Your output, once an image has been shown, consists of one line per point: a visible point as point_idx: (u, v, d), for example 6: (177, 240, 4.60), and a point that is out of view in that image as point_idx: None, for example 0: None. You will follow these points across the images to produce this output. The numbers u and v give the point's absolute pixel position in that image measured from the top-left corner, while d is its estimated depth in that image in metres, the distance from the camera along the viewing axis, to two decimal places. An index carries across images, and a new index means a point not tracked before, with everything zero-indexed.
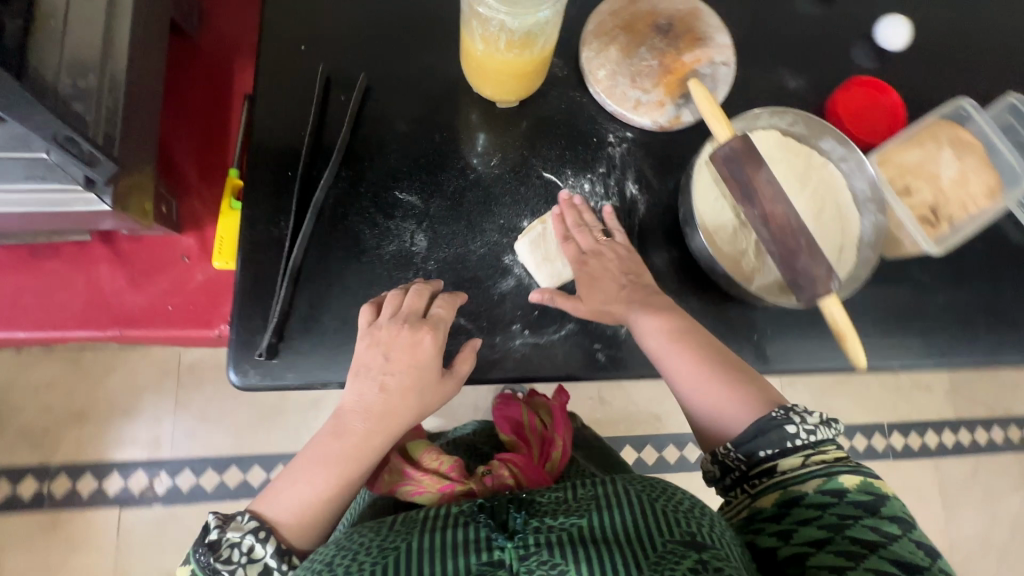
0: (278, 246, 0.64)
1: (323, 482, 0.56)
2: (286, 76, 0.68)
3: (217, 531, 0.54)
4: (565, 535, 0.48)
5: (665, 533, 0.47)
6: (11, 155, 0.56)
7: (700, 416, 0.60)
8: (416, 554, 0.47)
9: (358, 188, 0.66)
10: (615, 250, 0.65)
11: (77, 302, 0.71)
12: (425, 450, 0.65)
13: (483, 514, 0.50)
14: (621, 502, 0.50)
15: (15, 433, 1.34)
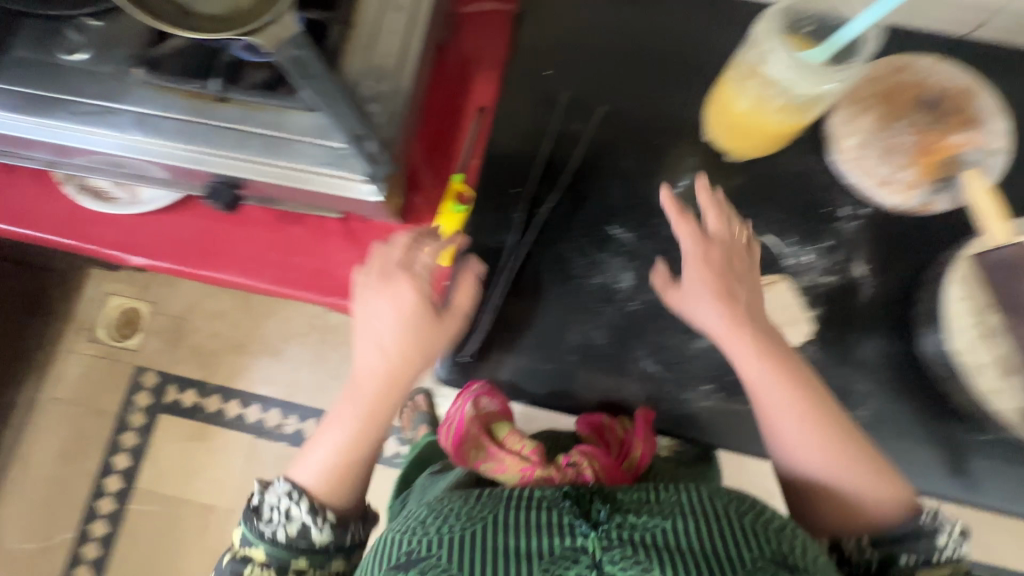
0: (494, 258, 0.67)
1: (336, 444, 0.63)
2: (530, 98, 0.71)
3: (258, 496, 0.62)
4: (652, 537, 0.50)
5: (755, 551, 0.50)
6: (313, 142, 0.58)
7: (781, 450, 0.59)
8: (507, 527, 0.52)
9: (578, 216, 0.67)
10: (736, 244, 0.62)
11: (309, 267, 0.75)
12: (508, 424, 0.65)
13: (567, 500, 0.54)
14: (739, 522, 0.52)
15: (189, 348, 1.55)
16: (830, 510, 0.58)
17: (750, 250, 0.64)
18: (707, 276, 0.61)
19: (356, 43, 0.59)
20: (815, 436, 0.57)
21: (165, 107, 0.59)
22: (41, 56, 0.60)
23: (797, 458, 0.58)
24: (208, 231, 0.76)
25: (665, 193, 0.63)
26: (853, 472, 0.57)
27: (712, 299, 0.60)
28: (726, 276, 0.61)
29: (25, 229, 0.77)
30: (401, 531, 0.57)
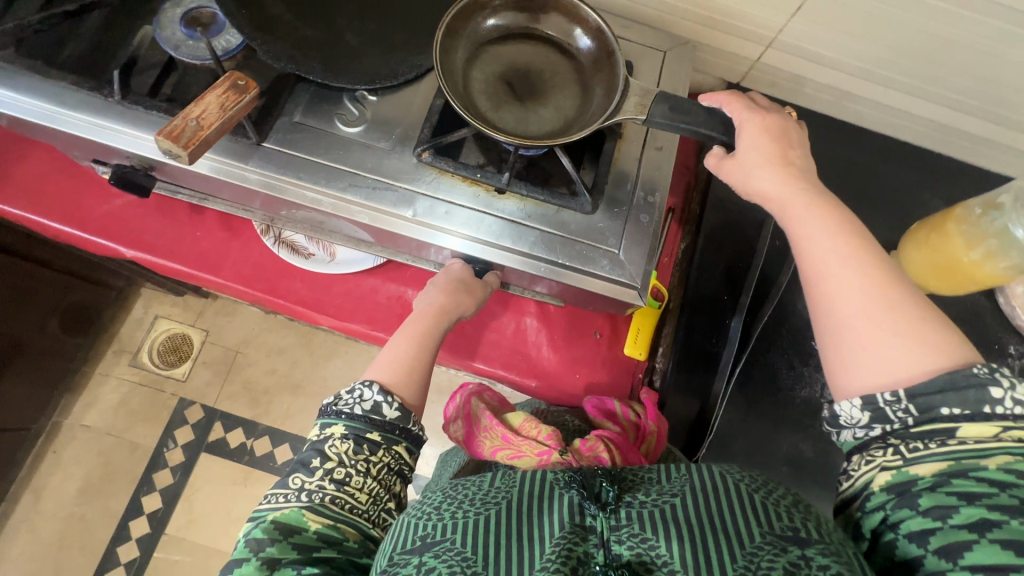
0: (706, 362, 0.72)
1: (399, 356, 0.57)
2: (733, 213, 0.77)
3: (347, 395, 0.53)
4: (658, 513, 0.42)
5: (762, 525, 0.40)
6: (590, 244, 0.59)
7: (840, 314, 0.42)
8: (519, 514, 0.43)
9: (781, 329, 0.72)
10: None
11: (505, 345, 0.75)
12: (523, 415, 0.64)
13: (576, 479, 0.46)
14: (727, 496, 0.42)
15: (240, 384, 1.46)
16: (865, 357, 0.41)
17: (800, 133, 0.53)
18: (768, 146, 0.50)
19: (626, 151, 0.63)
20: (883, 294, 0.41)
21: (443, 193, 0.59)
22: (319, 123, 0.60)
23: (835, 290, 0.42)
24: (404, 297, 0.75)
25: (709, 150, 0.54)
26: (900, 321, 0.40)
27: (770, 160, 0.50)
28: (782, 148, 0.50)
29: (209, 275, 0.73)
30: (420, 512, 0.45)
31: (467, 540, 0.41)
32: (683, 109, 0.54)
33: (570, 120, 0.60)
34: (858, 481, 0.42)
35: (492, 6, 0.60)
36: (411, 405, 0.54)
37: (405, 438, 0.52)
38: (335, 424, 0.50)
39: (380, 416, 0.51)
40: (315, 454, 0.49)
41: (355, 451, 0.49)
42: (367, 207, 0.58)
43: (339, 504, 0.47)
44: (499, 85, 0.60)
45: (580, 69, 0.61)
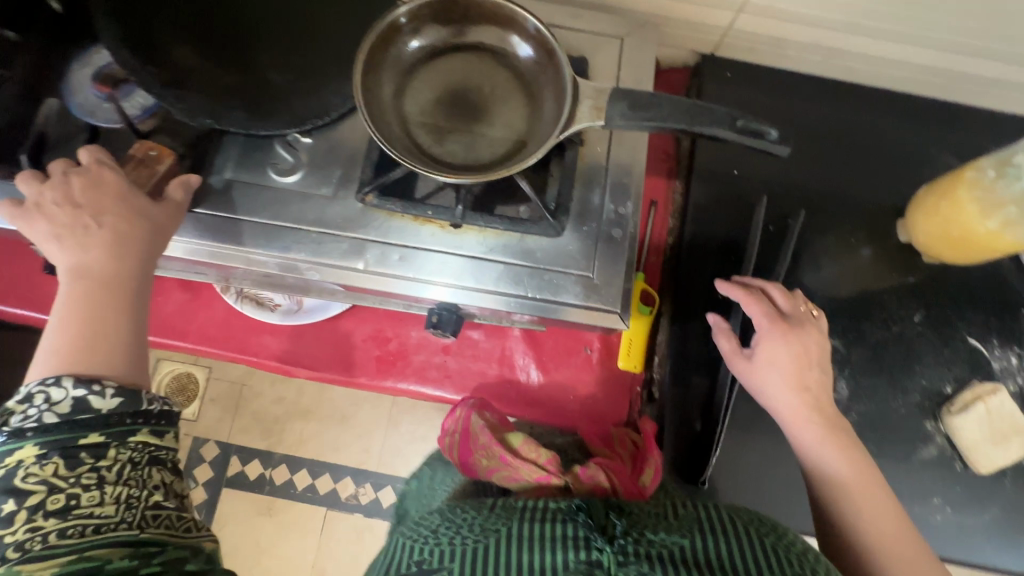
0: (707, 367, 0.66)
1: (72, 316, 0.46)
2: (723, 199, 0.70)
3: (26, 417, 0.42)
4: (667, 554, 0.43)
5: (774, 571, 0.42)
6: (561, 271, 0.54)
7: (847, 555, 0.51)
8: (518, 542, 0.45)
9: None
10: (815, 328, 0.58)
11: (491, 375, 0.71)
12: (522, 434, 0.61)
13: (581, 512, 0.47)
14: (736, 542, 0.44)
15: (250, 416, 1.46)
16: None
17: (817, 328, 0.58)
18: (787, 362, 0.55)
19: (589, 158, 0.57)
20: (877, 533, 0.50)
21: (396, 234, 0.55)
22: (253, 177, 0.56)
23: (842, 515, 0.52)
24: (380, 337, 0.71)
25: (716, 320, 0.60)
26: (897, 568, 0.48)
27: (788, 376, 0.56)
28: (807, 363, 0.56)
29: (174, 341, 0.70)
30: (421, 538, 0.50)
31: (462, 570, 0.45)
32: (643, 106, 0.48)
33: (525, 133, 0.54)
34: None
35: (404, 28, 0.52)
36: (124, 381, 0.46)
37: (148, 425, 0.45)
38: (21, 448, 0.41)
39: (89, 412, 0.43)
40: (4, 497, 0.40)
41: (69, 467, 0.42)
42: (82, 185, 0.47)
43: (80, 532, 0.41)
44: (436, 112, 0.55)
45: (520, 74, 0.55)
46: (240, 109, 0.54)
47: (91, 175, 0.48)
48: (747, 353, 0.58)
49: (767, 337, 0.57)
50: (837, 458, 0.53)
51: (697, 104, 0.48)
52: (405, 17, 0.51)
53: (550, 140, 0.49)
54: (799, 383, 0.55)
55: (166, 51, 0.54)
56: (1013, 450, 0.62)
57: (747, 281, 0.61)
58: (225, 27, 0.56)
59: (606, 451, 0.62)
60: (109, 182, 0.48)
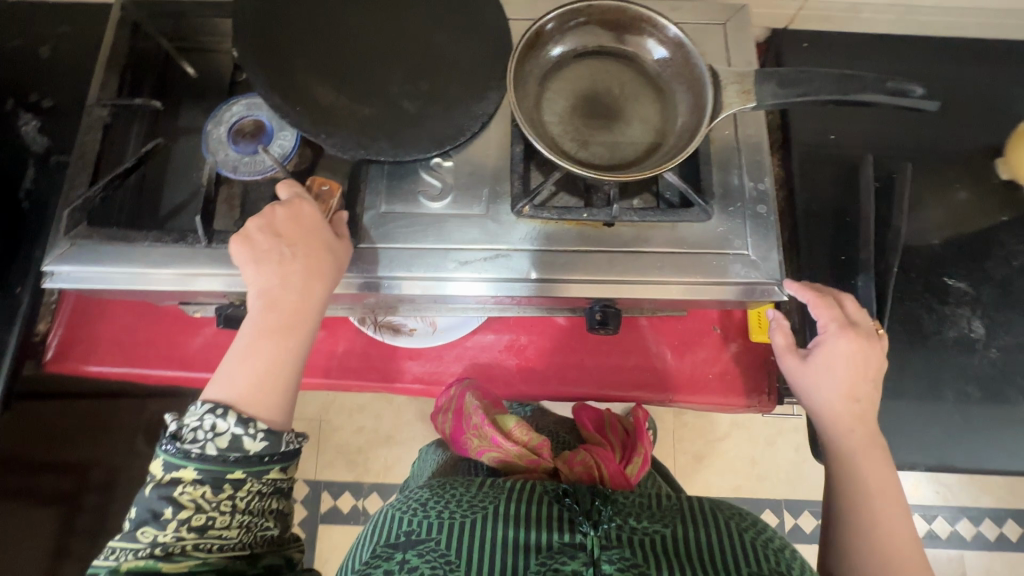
0: None
1: (253, 354, 0.47)
2: (827, 163, 0.73)
3: (190, 431, 0.44)
4: (647, 544, 0.46)
5: (751, 566, 0.45)
6: (716, 253, 0.56)
7: (838, 523, 0.55)
8: (503, 518, 0.48)
9: (910, 275, 0.69)
10: (872, 346, 0.58)
11: (629, 367, 0.73)
12: (514, 417, 0.66)
13: (568, 497, 0.50)
14: (675, 530, 0.48)
15: (334, 450, 1.47)
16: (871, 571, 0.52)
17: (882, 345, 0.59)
18: (843, 367, 0.58)
19: (721, 141, 0.59)
20: (871, 514, 0.54)
21: (553, 242, 0.57)
22: (405, 206, 0.57)
23: (849, 493, 0.56)
24: (516, 346, 0.74)
25: (776, 316, 0.62)
26: (887, 546, 0.52)
27: (841, 383, 0.58)
28: (863, 376, 0.58)
29: (320, 380, 0.72)
30: (405, 506, 0.50)
31: (451, 543, 0.46)
32: (791, 83, 0.51)
33: (661, 130, 0.56)
34: None
35: (549, 35, 0.55)
36: (274, 425, 0.47)
37: (283, 465, 0.45)
38: (184, 468, 0.43)
39: (241, 450, 0.44)
40: (163, 503, 0.42)
41: (215, 493, 0.43)
42: (283, 217, 0.50)
43: (210, 547, 0.43)
44: (574, 119, 0.57)
45: (646, 73, 0.57)
46: (385, 139, 0.55)
47: (294, 209, 0.51)
48: (805, 354, 0.60)
49: (829, 342, 0.58)
50: (869, 459, 0.56)
51: (843, 74, 0.51)
52: (552, 24, 0.54)
53: (705, 127, 0.51)
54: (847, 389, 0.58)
55: (310, 93, 0.55)
56: None
57: (820, 288, 0.61)
58: (355, 62, 0.57)
59: (600, 438, 0.69)
60: (306, 217, 0.51)
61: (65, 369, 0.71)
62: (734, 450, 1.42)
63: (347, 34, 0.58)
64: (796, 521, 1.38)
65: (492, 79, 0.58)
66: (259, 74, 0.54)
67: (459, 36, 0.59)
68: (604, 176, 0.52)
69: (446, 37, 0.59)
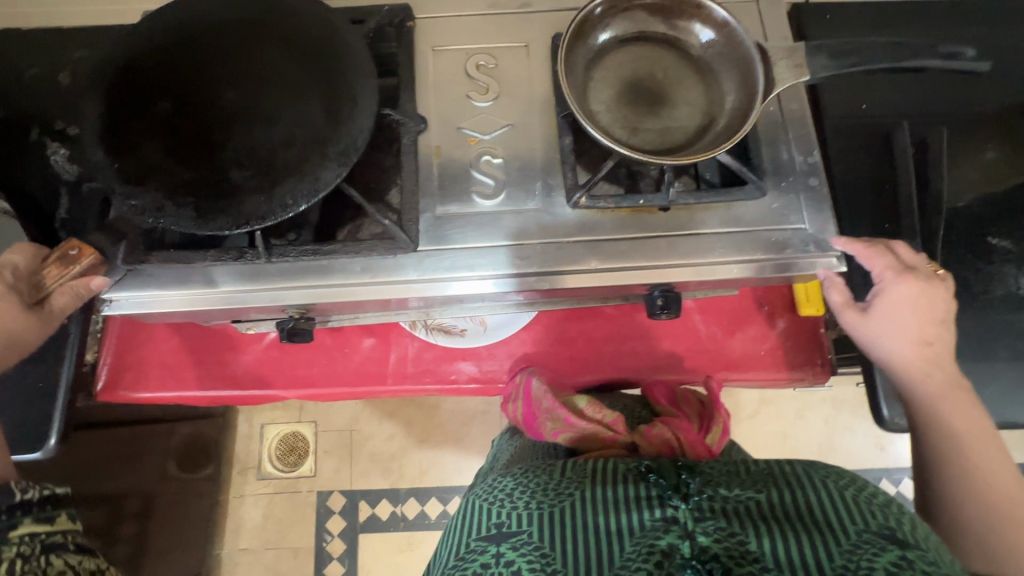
0: None
1: None
2: (861, 132, 0.73)
3: None
4: (745, 510, 0.43)
5: (860, 523, 0.41)
6: (773, 229, 0.57)
7: (940, 484, 0.55)
8: (592, 505, 0.45)
9: (953, 237, 0.69)
10: (933, 285, 0.58)
11: (682, 349, 0.74)
12: (585, 398, 0.64)
13: (652, 473, 0.47)
14: (771, 492, 0.44)
15: (366, 458, 1.47)
16: (987, 535, 0.51)
17: (944, 287, 0.59)
18: (906, 314, 0.58)
19: (767, 118, 0.59)
20: (977, 475, 0.53)
21: (610, 230, 0.57)
22: (458, 207, 0.57)
23: (948, 456, 0.54)
24: (567, 338, 0.74)
25: (829, 274, 0.62)
26: (999, 508, 0.51)
27: (909, 330, 0.57)
28: (930, 320, 0.57)
29: (376, 387, 0.72)
30: (495, 499, 0.49)
31: (546, 534, 0.44)
32: (843, 53, 0.52)
33: (708, 111, 0.56)
34: None
35: (596, 21, 0.56)
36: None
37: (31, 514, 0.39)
38: None
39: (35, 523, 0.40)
40: None
41: None
42: None
43: None
44: (622, 106, 0.57)
45: (688, 55, 0.58)
46: (222, 204, 0.52)
47: None
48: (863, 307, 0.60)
49: (888, 289, 0.58)
50: (957, 407, 0.56)
51: (895, 42, 0.52)
52: (599, 8, 0.55)
53: (760, 104, 0.51)
54: (912, 331, 0.57)
55: (139, 155, 0.53)
56: None
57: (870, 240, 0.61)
58: (207, 127, 0.54)
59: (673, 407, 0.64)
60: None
61: (118, 398, 0.70)
62: (766, 427, 1.43)
63: (203, 96, 0.55)
64: None
65: (341, 145, 0.54)
66: (94, 124, 0.53)
67: (317, 87, 0.56)
68: (661, 161, 0.52)
69: (310, 100, 0.55)
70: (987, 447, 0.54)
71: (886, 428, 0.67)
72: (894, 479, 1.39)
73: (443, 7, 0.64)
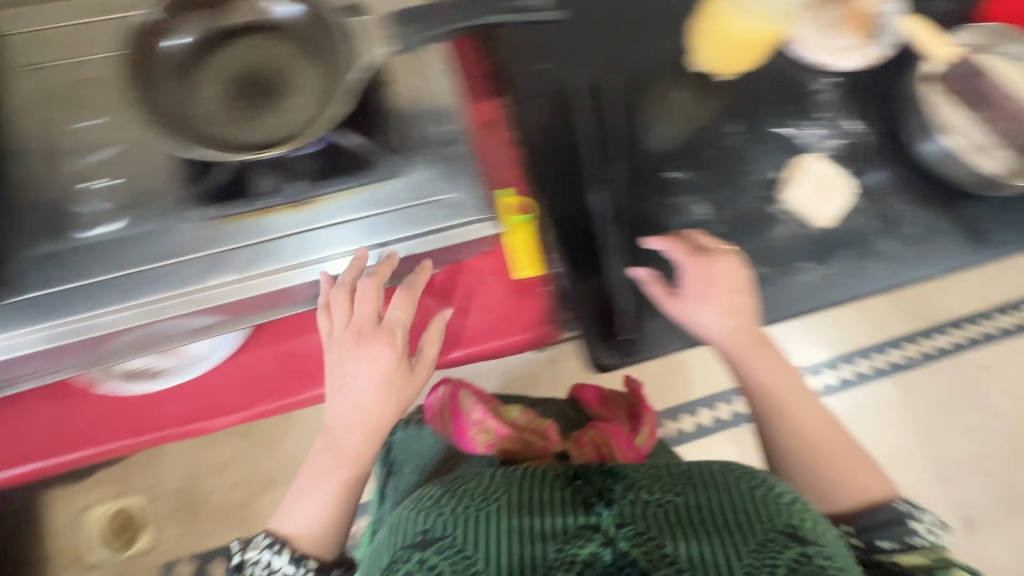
0: (590, 241, 0.71)
1: None
2: (540, 92, 0.75)
3: None
4: (662, 514, 0.51)
5: (766, 522, 0.50)
6: (416, 203, 0.56)
7: (775, 436, 0.68)
8: (519, 508, 0.52)
9: (634, 177, 0.73)
10: (725, 261, 0.68)
11: (411, 337, 0.68)
12: (517, 409, 0.78)
13: (583, 483, 0.56)
14: (675, 501, 0.53)
15: (211, 516, 1.34)
16: (843, 467, 0.65)
17: (735, 260, 0.68)
18: (713, 294, 0.67)
19: (400, 89, 0.59)
20: (801, 415, 0.68)
21: (246, 237, 0.53)
22: (61, 244, 0.51)
23: (788, 409, 0.68)
24: (288, 353, 0.70)
25: (642, 274, 0.68)
26: (818, 446, 0.67)
27: (714, 305, 0.67)
28: (735, 290, 0.67)
29: (77, 453, 0.65)
30: (421, 512, 0.55)
31: (468, 538, 0.51)
32: (419, 20, 0.53)
33: (322, 92, 0.55)
34: (925, 540, 0.61)
35: (173, 24, 0.54)
36: None
37: None
38: None
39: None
40: None
41: None
42: None
43: None
44: (236, 104, 0.55)
45: (300, 40, 0.56)
46: None
47: None
48: (675, 291, 0.68)
49: (690, 269, 0.68)
50: (764, 368, 0.69)
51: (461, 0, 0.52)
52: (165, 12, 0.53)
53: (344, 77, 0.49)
54: (717, 303, 0.67)
55: None
56: (845, 197, 0.75)
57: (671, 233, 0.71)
58: None
59: (604, 411, 0.84)
60: None
61: None
62: None
63: None
64: (675, 425, 1.49)
65: None
66: None
67: None
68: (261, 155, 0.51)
69: None
70: (782, 389, 0.69)
71: (601, 370, 0.70)
72: (727, 401, 1.51)
73: (35, 22, 0.57)
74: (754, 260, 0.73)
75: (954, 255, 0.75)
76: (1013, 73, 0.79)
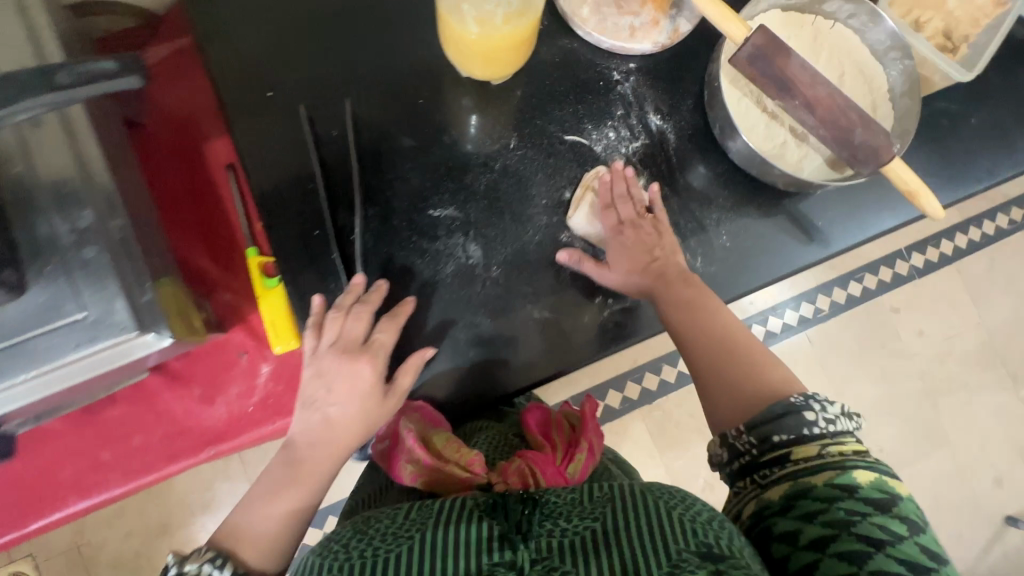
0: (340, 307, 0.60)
1: None
2: (269, 128, 0.62)
3: None
4: (580, 540, 0.45)
5: (677, 542, 0.43)
6: (47, 328, 0.49)
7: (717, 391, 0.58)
8: (430, 551, 0.44)
9: (393, 222, 0.62)
10: (652, 223, 0.64)
11: (159, 432, 0.72)
12: (445, 434, 0.58)
13: (493, 517, 0.46)
14: (605, 524, 0.45)
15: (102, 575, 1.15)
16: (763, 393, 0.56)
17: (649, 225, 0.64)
18: (618, 259, 0.62)
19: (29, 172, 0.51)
20: (723, 348, 0.60)
21: None
22: None
23: (704, 354, 0.60)
24: (21, 473, 0.69)
25: (566, 256, 0.62)
26: (735, 372, 0.58)
27: (617, 274, 0.62)
28: (646, 248, 0.63)
29: None
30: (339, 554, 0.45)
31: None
32: None
33: None
34: (819, 432, 0.51)
35: None
36: None
37: None
38: None
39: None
40: None
41: None
42: None
43: None
44: None
45: None
46: None
47: None
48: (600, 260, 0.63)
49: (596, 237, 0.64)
50: (679, 315, 0.60)
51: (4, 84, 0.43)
52: None
53: None
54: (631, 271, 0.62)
55: None
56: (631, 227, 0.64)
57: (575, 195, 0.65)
58: None
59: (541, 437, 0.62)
60: None
61: None
62: None
63: None
64: None
65: None
66: None
67: None
68: None
69: None
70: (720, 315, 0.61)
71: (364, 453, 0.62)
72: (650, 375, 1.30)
73: None
74: (541, 304, 0.63)
75: (774, 267, 0.68)
76: (838, 40, 0.67)
